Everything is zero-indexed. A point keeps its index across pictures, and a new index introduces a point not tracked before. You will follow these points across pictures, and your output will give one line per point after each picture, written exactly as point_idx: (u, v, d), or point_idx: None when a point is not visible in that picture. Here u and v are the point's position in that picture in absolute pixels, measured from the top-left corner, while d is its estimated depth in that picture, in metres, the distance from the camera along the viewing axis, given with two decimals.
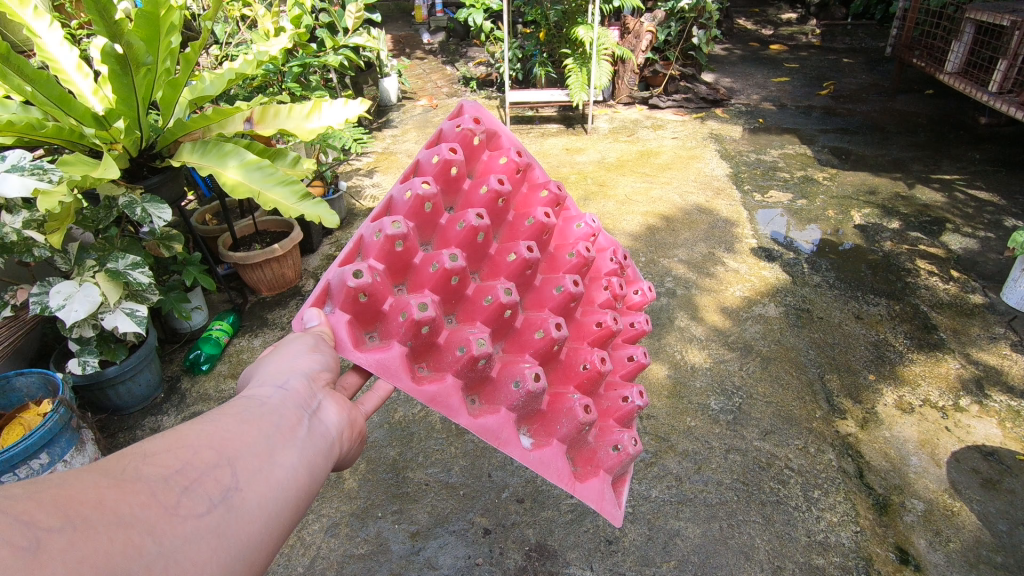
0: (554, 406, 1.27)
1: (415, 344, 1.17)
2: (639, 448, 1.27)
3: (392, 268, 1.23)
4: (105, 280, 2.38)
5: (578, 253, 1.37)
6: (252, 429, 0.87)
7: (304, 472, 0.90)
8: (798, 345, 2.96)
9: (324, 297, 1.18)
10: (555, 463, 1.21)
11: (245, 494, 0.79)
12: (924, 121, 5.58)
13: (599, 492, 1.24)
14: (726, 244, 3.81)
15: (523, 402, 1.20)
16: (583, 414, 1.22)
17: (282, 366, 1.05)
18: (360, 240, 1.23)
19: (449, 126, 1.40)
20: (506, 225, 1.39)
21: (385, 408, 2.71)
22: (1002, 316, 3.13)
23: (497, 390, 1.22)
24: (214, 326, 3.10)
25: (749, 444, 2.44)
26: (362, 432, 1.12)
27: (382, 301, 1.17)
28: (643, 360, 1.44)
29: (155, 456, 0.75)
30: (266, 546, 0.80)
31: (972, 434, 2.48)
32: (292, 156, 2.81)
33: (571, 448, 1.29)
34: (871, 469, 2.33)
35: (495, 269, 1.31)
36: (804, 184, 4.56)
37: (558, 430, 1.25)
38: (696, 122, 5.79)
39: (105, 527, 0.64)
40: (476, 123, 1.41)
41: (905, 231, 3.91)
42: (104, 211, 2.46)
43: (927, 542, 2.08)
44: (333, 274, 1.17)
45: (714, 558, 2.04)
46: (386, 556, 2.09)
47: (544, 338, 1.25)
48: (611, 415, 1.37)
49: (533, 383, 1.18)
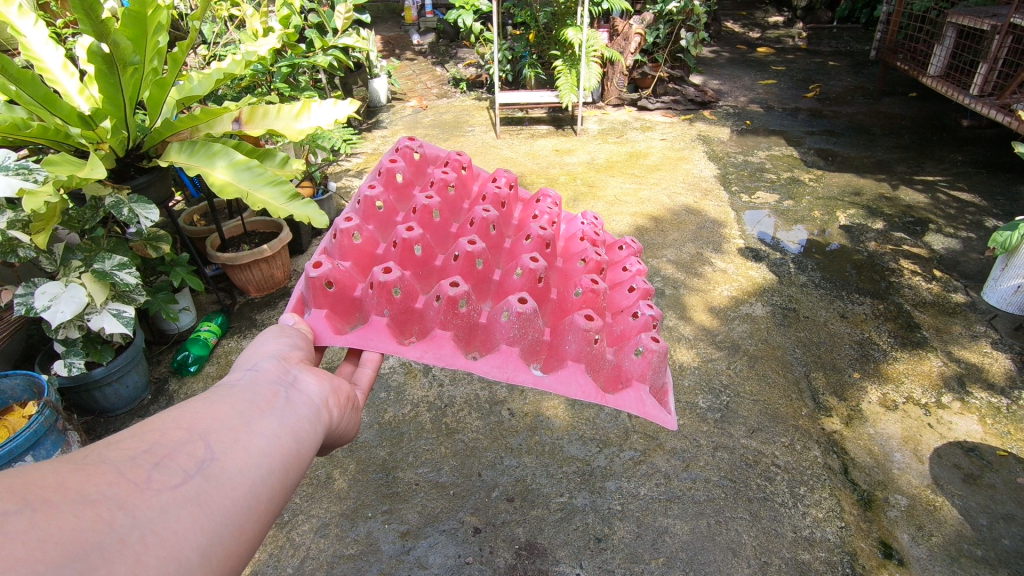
0: (556, 333, 1.31)
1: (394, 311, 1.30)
2: (661, 343, 1.27)
3: (359, 264, 1.42)
4: (91, 280, 2.36)
5: None
6: (223, 408, 0.89)
7: (285, 440, 0.92)
8: (784, 344, 3.00)
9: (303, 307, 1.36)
10: (572, 381, 1.25)
11: (223, 463, 0.81)
12: (908, 124, 5.66)
13: (638, 400, 1.26)
14: (713, 245, 3.84)
15: (516, 331, 1.27)
16: (585, 322, 1.25)
17: (252, 355, 1.09)
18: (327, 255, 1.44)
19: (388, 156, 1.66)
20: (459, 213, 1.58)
21: (374, 408, 2.71)
22: (983, 315, 3.19)
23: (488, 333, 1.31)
24: (202, 327, 3.09)
25: (736, 442, 2.47)
26: (351, 403, 1.17)
27: (353, 289, 1.34)
28: (646, 286, 1.46)
29: (119, 441, 0.76)
30: (255, 509, 0.81)
31: (953, 431, 2.52)
32: (281, 156, 2.80)
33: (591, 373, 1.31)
34: (856, 465, 2.37)
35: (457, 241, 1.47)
36: (790, 185, 4.62)
37: (567, 350, 1.28)
38: (684, 124, 5.84)
39: (70, 506, 0.64)
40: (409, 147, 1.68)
41: (889, 231, 3.97)
42: (90, 212, 2.45)
43: (910, 536, 2.11)
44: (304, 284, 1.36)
45: (702, 554, 2.06)
46: (377, 556, 2.09)
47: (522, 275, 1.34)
48: (629, 334, 1.36)
49: (519, 304, 1.26)
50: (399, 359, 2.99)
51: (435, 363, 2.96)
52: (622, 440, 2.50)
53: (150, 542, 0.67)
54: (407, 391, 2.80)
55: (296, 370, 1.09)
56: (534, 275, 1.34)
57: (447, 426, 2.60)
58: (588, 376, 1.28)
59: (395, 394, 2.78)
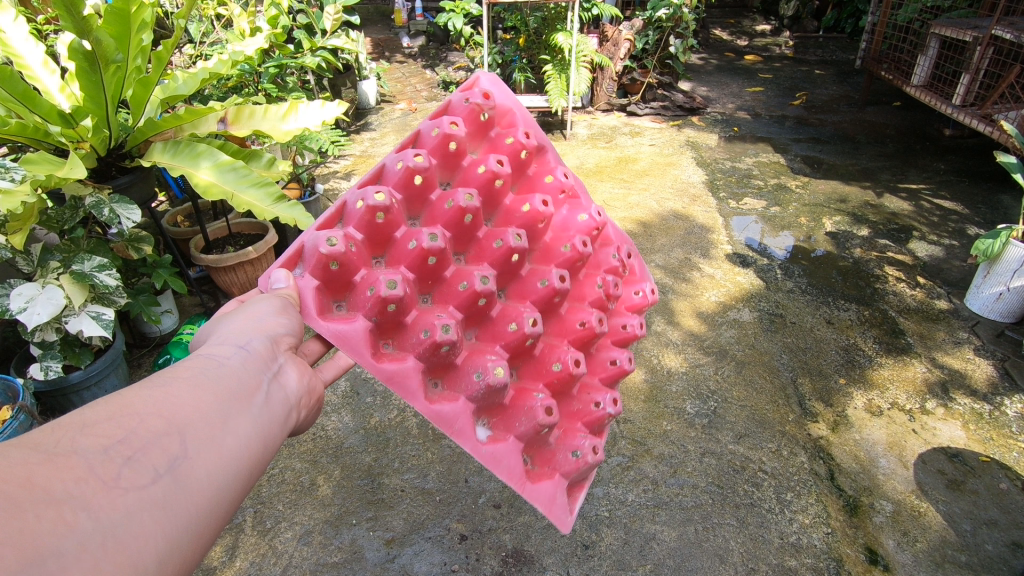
0: (516, 401, 1.22)
1: (383, 320, 1.13)
2: (598, 457, 1.24)
3: (371, 243, 1.18)
4: (69, 282, 2.31)
5: (574, 249, 1.30)
6: (206, 396, 0.85)
7: (257, 442, 0.88)
8: (771, 349, 3.01)
9: (296, 261, 1.15)
10: (508, 461, 1.17)
11: (194, 464, 0.77)
12: (892, 132, 5.74)
13: (550, 495, 1.20)
14: (701, 250, 3.86)
15: (483, 395, 1.16)
16: (544, 415, 1.17)
17: (248, 326, 1.04)
18: (341, 207, 1.18)
19: (459, 97, 1.32)
20: (499, 209, 1.32)
21: (360, 413, 2.68)
22: (966, 321, 3.23)
23: (459, 378, 1.18)
24: (184, 330, 3.05)
25: (723, 448, 2.47)
26: (319, 397, 1.14)
27: (353, 273, 1.13)
28: (626, 366, 1.37)
29: (94, 425, 0.72)
30: (216, 515, 0.79)
31: (938, 437, 2.54)
32: (267, 157, 2.76)
33: (529, 445, 1.25)
34: (842, 471, 2.38)
35: (481, 254, 1.25)
36: (778, 192, 4.65)
37: (516, 427, 1.20)
38: (673, 129, 5.87)
39: (33, 504, 0.61)
40: (487, 97, 1.32)
41: (874, 238, 4.01)
42: (70, 212, 2.40)
43: (895, 542, 2.12)
44: (308, 238, 1.13)
45: (690, 561, 2.05)
46: (361, 563, 2.06)
47: (516, 333, 1.20)
48: (579, 415, 1.31)
49: (497, 378, 1.14)
50: None
51: None
52: (609, 445, 2.49)
53: (110, 548, 0.65)
54: (394, 396, 2.76)
55: (282, 359, 1.05)
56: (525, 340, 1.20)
57: (433, 432, 2.57)
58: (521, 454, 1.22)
59: (381, 399, 2.75)
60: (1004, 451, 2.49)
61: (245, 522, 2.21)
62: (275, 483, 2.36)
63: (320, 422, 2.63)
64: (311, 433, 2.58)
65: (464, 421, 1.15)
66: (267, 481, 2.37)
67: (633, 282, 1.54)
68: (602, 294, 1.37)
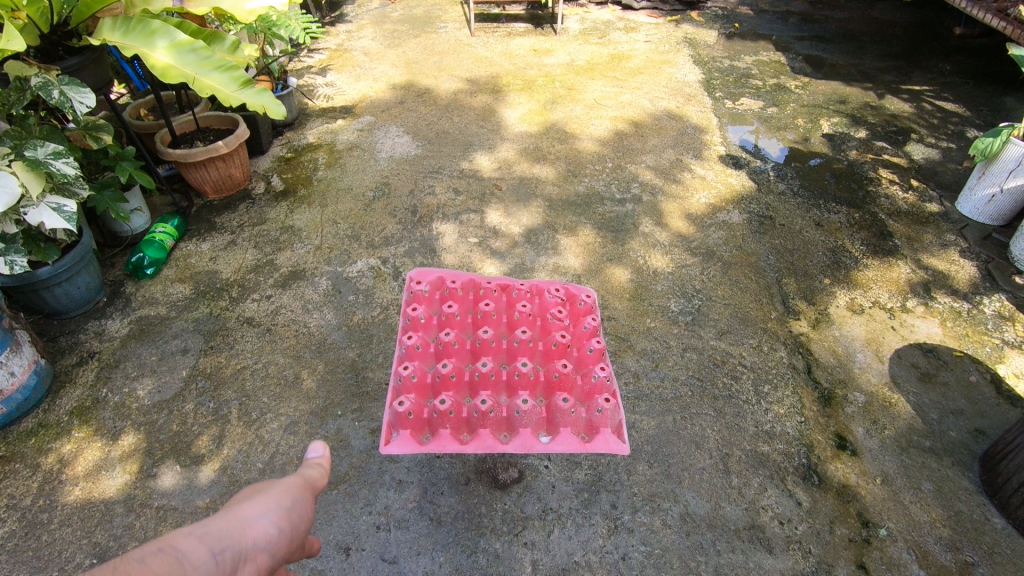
0: (553, 412, 1.83)
1: (454, 425, 1.80)
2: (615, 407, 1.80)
3: (421, 393, 1.87)
4: (22, 170, 2.14)
5: (523, 315, 2.06)
6: None
7: None
8: (758, 250, 2.98)
9: (387, 433, 1.76)
10: (567, 442, 1.78)
11: None
12: (900, 31, 5.44)
13: (605, 443, 1.78)
14: (693, 151, 3.73)
15: (529, 419, 1.81)
16: (566, 405, 1.80)
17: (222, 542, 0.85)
18: (392, 391, 1.86)
19: (414, 289, 2.16)
20: (471, 327, 2.09)
21: (342, 311, 2.64)
22: (955, 224, 3.20)
23: (513, 426, 1.82)
24: (156, 228, 2.94)
25: (705, 344, 2.50)
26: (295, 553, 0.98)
27: (423, 414, 1.79)
28: (602, 347, 1.97)
29: None
30: None
31: (915, 333, 2.59)
32: (231, 40, 2.53)
33: (582, 428, 1.82)
34: (819, 365, 2.43)
35: (476, 356, 1.98)
36: (776, 92, 4.45)
37: (560, 422, 1.80)
38: (671, 24, 5.51)
39: None
40: (421, 282, 2.19)
41: (871, 140, 3.89)
42: (15, 93, 2.17)
43: (865, 429, 2.20)
44: (389, 416, 1.78)
45: (667, 447, 2.12)
46: (346, 450, 2.11)
47: (522, 374, 1.88)
48: (597, 391, 1.87)
49: (526, 407, 1.80)
50: (367, 263, 2.89)
51: (406, 267, 2.86)
52: None
53: None
54: (376, 294, 2.72)
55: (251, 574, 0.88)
56: (530, 377, 1.89)
57: None
58: (575, 434, 1.82)
59: (364, 297, 2.71)
60: (977, 347, 2.54)
61: (231, 413, 2.23)
62: (259, 378, 2.36)
63: (301, 320, 2.61)
64: (293, 330, 2.56)
65: (530, 438, 1.79)
66: (250, 375, 2.37)
67: (577, 292, 2.21)
68: (561, 323, 2.04)
